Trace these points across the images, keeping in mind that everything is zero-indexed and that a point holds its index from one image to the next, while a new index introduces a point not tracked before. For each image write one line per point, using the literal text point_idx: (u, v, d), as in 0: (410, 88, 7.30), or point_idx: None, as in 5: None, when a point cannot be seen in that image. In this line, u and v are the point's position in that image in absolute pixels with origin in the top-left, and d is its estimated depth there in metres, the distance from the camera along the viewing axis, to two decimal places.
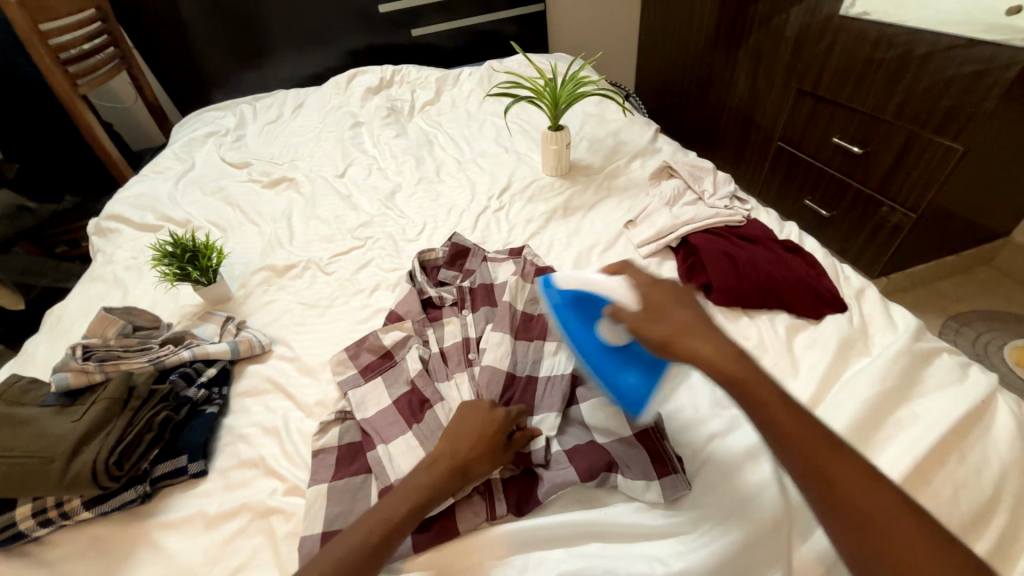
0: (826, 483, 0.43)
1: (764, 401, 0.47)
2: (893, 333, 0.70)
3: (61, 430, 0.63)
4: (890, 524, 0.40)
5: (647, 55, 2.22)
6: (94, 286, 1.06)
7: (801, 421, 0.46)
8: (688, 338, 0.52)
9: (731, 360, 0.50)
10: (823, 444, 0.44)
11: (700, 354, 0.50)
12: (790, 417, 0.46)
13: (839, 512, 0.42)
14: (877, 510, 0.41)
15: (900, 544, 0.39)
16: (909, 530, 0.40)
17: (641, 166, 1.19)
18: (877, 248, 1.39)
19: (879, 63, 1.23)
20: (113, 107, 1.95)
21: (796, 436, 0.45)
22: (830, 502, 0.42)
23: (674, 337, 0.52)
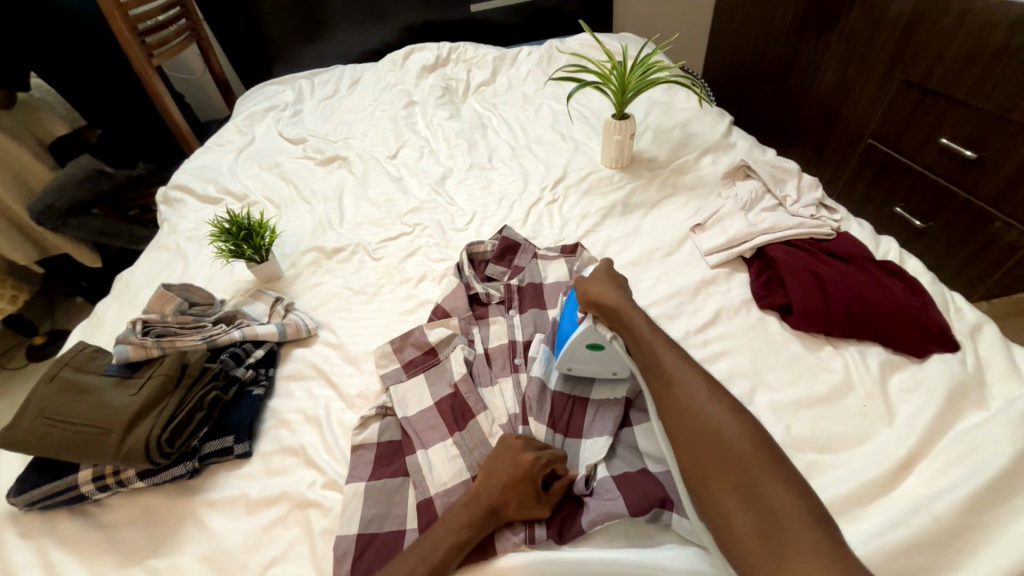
0: (662, 394, 0.54)
1: (638, 331, 0.60)
2: (1017, 385, 0.60)
3: (120, 402, 0.64)
4: (703, 417, 0.50)
5: (721, 36, 2.03)
6: (158, 255, 1.10)
7: (657, 349, 0.58)
8: (597, 291, 0.66)
9: (619, 305, 0.63)
10: (669, 364, 0.56)
11: (601, 300, 0.64)
12: (647, 345, 0.58)
13: (669, 409, 0.52)
14: (705, 418, 0.50)
15: (707, 432, 0.49)
16: (717, 424, 0.49)
17: (712, 162, 1.08)
18: (981, 269, 1.21)
19: (1013, 52, 1.04)
20: (184, 77, 2.02)
21: (648, 359, 0.57)
22: (665, 410, 0.53)
23: (589, 290, 0.66)
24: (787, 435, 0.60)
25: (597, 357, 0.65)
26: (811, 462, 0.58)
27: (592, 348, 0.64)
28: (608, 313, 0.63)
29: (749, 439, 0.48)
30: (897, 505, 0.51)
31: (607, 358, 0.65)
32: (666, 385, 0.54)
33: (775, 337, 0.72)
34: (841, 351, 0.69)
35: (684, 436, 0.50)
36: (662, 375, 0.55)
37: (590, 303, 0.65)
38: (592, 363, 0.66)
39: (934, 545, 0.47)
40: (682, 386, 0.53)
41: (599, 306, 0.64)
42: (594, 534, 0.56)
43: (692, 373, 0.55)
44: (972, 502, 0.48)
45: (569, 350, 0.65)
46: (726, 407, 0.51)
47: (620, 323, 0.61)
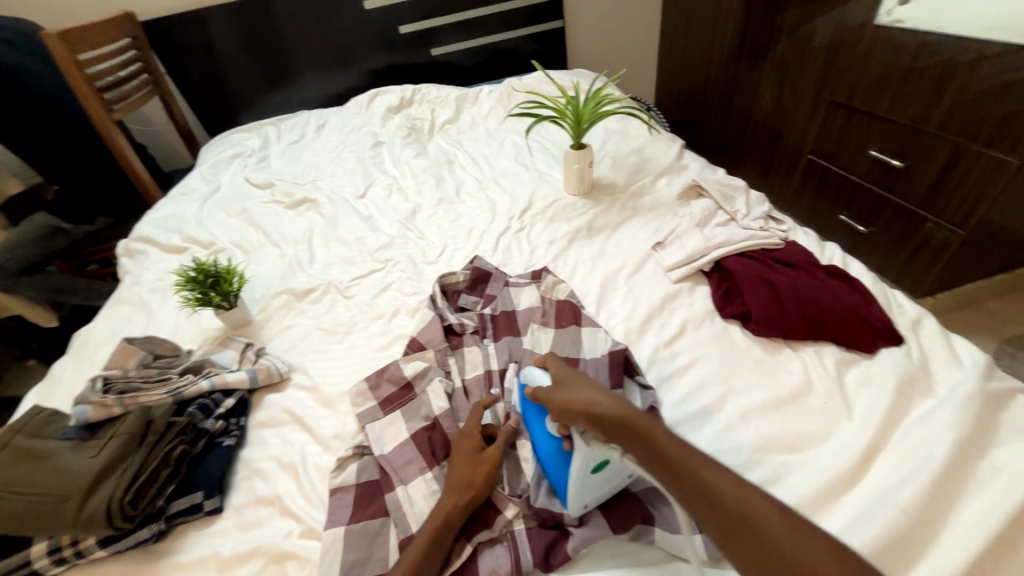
0: (730, 530, 0.45)
1: (660, 441, 0.51)
2: (959, 371, 0.65)
3: (79, 466, 0.61)
4: (781, 548, 0.42)
5: (667, 68, 2.19)
6: (120, 308, 1.06)
7: (701, 469, 0.48)
8: (588, 398, 0.55)
9: (629, 414, 0.53)
10: (723, 488, 0.47)
11: (598, 413, 0.53)
12: (684, 466, 0.49)
13: (735, 541, 0.44)
14: (787, 550, 0.42)
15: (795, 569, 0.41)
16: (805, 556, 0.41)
17: (667, 184, 1.15)
18: (921, 266, 1.30)
19: (921, 71, 1.17)
20: (146, 130, 2.02)
21: (692, 483, 0.47)
22: (740, 552, 0.44)
23: (579, 400, 0.55)
24: (757, 438, 0.62)
25: (606, 476, 0.55)
26: (781, 462, 0.60)
27: (597, 471, 0.54)
28: (620, 428, 0.52)
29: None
30: (864, 497, 0.53)
31: (615, 471, 0.56)
32: (731, 523, 0.45)
33: (738, 344, 0.76)
34: (799, 353, 0.73)
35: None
36: (719, 505, 0.46)
37: (586, 417, 0.54)
38: (603, 484, 0.56)
39: (905, 532, 0.49)
40: (745, 518, 0.44)
41: (597, 419, 0.53)
42: (579, 557, 0.56)
43: (749, 493, 0.46)
44: (931, 487, 0.51)
45: (576, 485, 0.54)
46: (806, 533, 0.43)
47: (639, 439, 0.51)
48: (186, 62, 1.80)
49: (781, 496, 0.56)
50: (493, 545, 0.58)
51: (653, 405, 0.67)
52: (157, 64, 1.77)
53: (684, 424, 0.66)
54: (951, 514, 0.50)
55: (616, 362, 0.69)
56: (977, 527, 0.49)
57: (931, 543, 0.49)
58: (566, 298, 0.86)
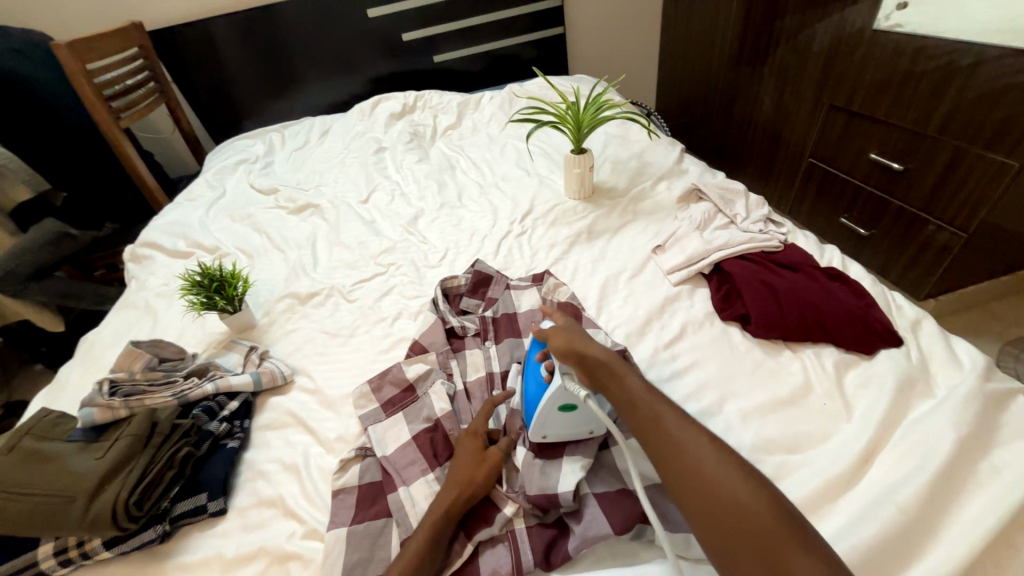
0: (670, 459, 0.51)
1: (630, 381, 0.58)
2: (958, 371, 0.65)
3: (85, 467, 0.62)
4: (703, 469, 0.49)
5: (668, 73, 2.20)
6: (126, 313, 1.08)
7: (660, 411, 0.55)
8: (581, 343, 0.63)
9: (613, 360, 0.60)
10: (674, 427, 0.53)
11: (587, 355, 0.60)
12: (648, 406, 0.55)
13: (668, 460, 0.51)
14: (707, 470, 0.48)
15: (710, 484, 0.47)
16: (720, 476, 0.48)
17: (667, 188, 1.16)
18: (922, 268, 1.30)
19: (919, 76, 1.17)
20: (152, 137, 2.04)
21: (649, 421, 0.54)
22: (673, 476, 0.50)
23: (572, 342, 0.63)
24: (757, 439, 0.63)
25: (570, 419, 0.62)
26: (780, 463, 0.60)
27: (565, 410, 0.61)
28: (601, 369, 0.59)
29: (768, 506, 0.45)
30: (862, 497, 0.54)
31: (581, 420, 0.62)
32: (670, 447, 0.51)
33: (738, 346, 0.76)
34: (799, 355, 0.73)
35: (688, 490, 0.48)
36: (668, 440, 0.52)
37: (572, 355, 0.62)
38: (566, 426, 0.62)
39: (901, 531, 0.49)
40: (684, 446, 0.51)
41: (581, 357, 0.61)
42: (581, 557, 0.57)
43: (695, 432, 0.52)
44: (929, 487, 0.51)
45: (541, 414, 0.62)
46: (735, 467, 0.49)
47: (614, 381, 0.58)
48: (192, 71, 1.83)
49: None
50: (495, 544, 0.59)
51: None
52: (164, 73, 1.79)
53: None
54: (949, 514, 0.51)
55: None
56: (975, 527, 0.49)
57: (928, 543, 0.49)
58: (567, 300, 0.87)
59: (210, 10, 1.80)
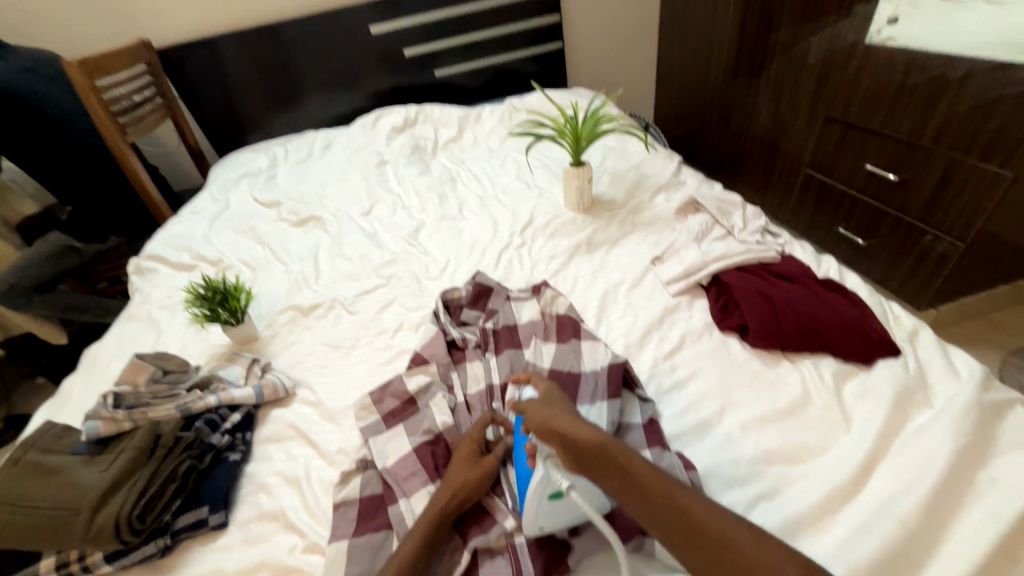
0: (707, 556, 0.46)
1: (626, 463, 0.53)
2: (955, 382, 0.65)
3: (88, 480, 0.63)
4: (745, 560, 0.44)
5: (666, 86, 2.24)
6: (130, 325, 1.09)
7: (673, 494, 0.50)
8: (566, 425, 0.57)
9: (607, 441, 0.55)
10: (696, 513, 0.48)
11: (574, 440, 0.55)
12: (659, 492, 0.50)
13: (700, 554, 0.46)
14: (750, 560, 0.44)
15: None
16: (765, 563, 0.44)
17: (665, 200, 1.17)
18: (922, 278, 1.30)
19: (912, 88, 1.19)
20: (157, 151, 2.07)
21: (666, 512, 0.49)
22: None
23: (555, 423, 0.57)
24: (756, 451, 0.63)
25: (561, 509, 0.55)
26: (779, 474, 0.60)
27: (553, 499, 0.55)
28: (595, 455, 0.54)
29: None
30: (862, 508, 0.54)
31: (572, 509, 0.55)
32: (701, 541, 0.46)
33: (736, 357, 0.77)
34: (797, 365, 0.74)
35: None
36: (696, 529, 0.47)
37: (562, 441, 0.56)
38: (558, 515, 0.55)
39: (901, 544, 0.50)
40: (716, 536, 0.46)
41: (569, 443, 0.55)
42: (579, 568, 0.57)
43: (718, 515, 0.48)
44: (928, 499, 0.52)
45: (527, 505, 0.55)
46: (773, 546, 0.45)
47: (609, 468, 0.53)
48: (198, 86, 1.86)
49: (780, 508, 0.57)
50: (493, 556, 0.59)
51: (653, 417, 0.68)
52: (170, 89, 1.83)
53: (683, 437, 0.67)
54: (949, 526, 0.51)
55: (616, 372, 0.70)
56: (976, 539, 0.49)
57: (928, 556, 0.50)
58: (566, 312, 0.88)
59: (217, 27, 1.84)
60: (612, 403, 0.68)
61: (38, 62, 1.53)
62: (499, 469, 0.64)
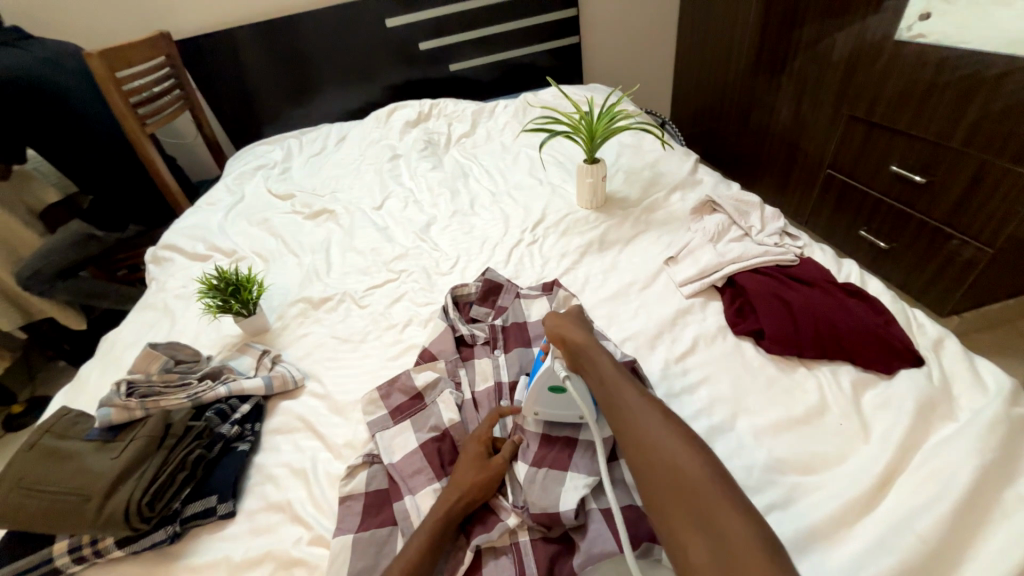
0: (627, 437, 0.53)
1: (597, 361, 0.61)
2: (982, 394, 0.63)
3: (101, 466, 0.64)
4: (652, 437, 0.51)
5: (684, 82, 2.19)
6: (146, 314, 1.10)
7: (623, 392, 0.57)
8: (566, 328, 0.67)
9: (588, 345, 0.63)
10: (632, 402, 0.55)
11: (567, 337, 0.65)
12: (612, 385, 0.58)
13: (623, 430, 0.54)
14: (654, 440, 0.50)
15: (657, 453, 0.49)
16: (666, 444, 0.50)
17: (681, 199, 1.15)
18: (947, 284, 1.26)
19: (943, 87, 1.15)
20: (176, 142, 2.11)
21: (611, 399, 0.57)
22: (629, 451, 0.52)
23: (558, 325, 0.68)
24: (769, 459, 0.61)
25: (559, 402, 0.65)
26: (793, 484, 0.59)
27: (553, 391, 0.64)
28: (576, 352, 0.63)
29: (707, 474, 0.47)
30: (879, 523, 0.52)
31: (568, 405, 0.65)
32: (627, 422, 0.54)
33: (750, 362, 0.75)
34: (814, 372, 0.72)
35: (637, 455, 0.50)
36: (626, 414, 0.54)
37: (557, 339, 0.66)
38: (555, 407, 0.65)
39: (921, 563, 0.48)
40: (639, 422, 0.53)
41: (563, 341, 0.65)
42: None
43: (651, 410, 0.54)
44: (951, 517, 0.50)
45: (531, 393, 0.65)
46: (683, 437, 0.51)
47: (587, 365, 0.61)
48: (215, 78, 1.88)
49: (792, 519, 0.55)
50: (497, 556, 0.59)
51: None
52: (189, 81, 1.84)
53: None
54: (971, 547, 0.49)
55: None
56: (1002, 560, 0.47)
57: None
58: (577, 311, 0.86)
59: (235, 19, 1.85)
60: None
61: (60, 53, 1.56)
62: (506, 471, 0.64)
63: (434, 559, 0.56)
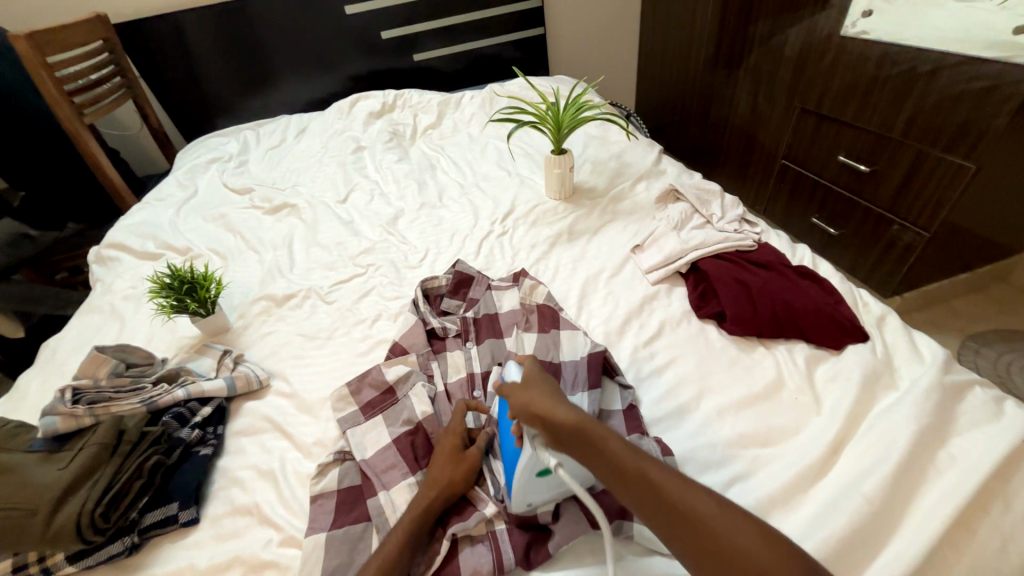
0: (686, 537, 0.45)
1: (604, 441, 0.51)
2: (919, 365, 0.68)
3: (46, 479, 0.60)
4: (716, 538, 0.43)
5: (647, 75, 2.23)
6: (91, 317, 1.03)
7: (651, 473, 0.49)
8: (546, 407, 0.55)
9: (584, 423, 0.53)
10: (667, 490, 0.47)
11: (553, 421, 0.54)
12: (635, 470, 0.49)
13: (673, 531, 0.45)
14: (721, 536, 0.43)
15: (728, 553, 0.42)
16: (735, 539, 0.43)
17: (646, 189, 1.17)
18: (889, 266, 1.35)
19: (883, 81, 1.22)
20: (118, 134, 1.97)
21: (641, 488, 0.48)
22: (690, 553, 0.44)
23: (535, 407, 0.56)
24: (731, 435, 0.64)
25: (550, 483, 0.56)
26: (754, 456, 0.62)
27: (541, 476, 0.56)
28: (574, 437, 0.52)
29: (796, 573, 0.41)
30: (832, 488, 0.56)
31: (560, 482, 0.57)
32: (678, 519, 0.45)
33: (714, 344, 0.78)
34: (772, 350, 0.76)
35: (707, 559, 0.43)
36: (667, 509, 0.46)
37: (542, 424, 0.55)
38: (548, 489, 0.57)
39: (868, 521, 0.52)
40: (693, 518, 0.45)
41: (550, 425, 0.54)
42: (560, 555, 0.57)
43: (696, 493, 0.47)
44: (893, 477, 0.54)
45: (517, 486, 0.56)
46: (744, 524, 0.44)
47: (594, 449, 0.51)
48: (161, 66, 1.77)
49: (754, 489, 0.58)
50: (474, 543, 0.59)
51: (632, 404, 0.68)
52: (131, 68, 1.72)
53: (662, 422, 0.68)
54: (910, 504, 0.53)
55: (595, 362, 0.70)
56: (936, 513, 0.51)
57: (891, 531, 0.52)
58: (546, 301, 0.87)
59: (180, 3, 1.74)
60: (591, 392, 0.67)
61: None
62: (482, 463, 0.64)
63: (412, 555, 0.55)
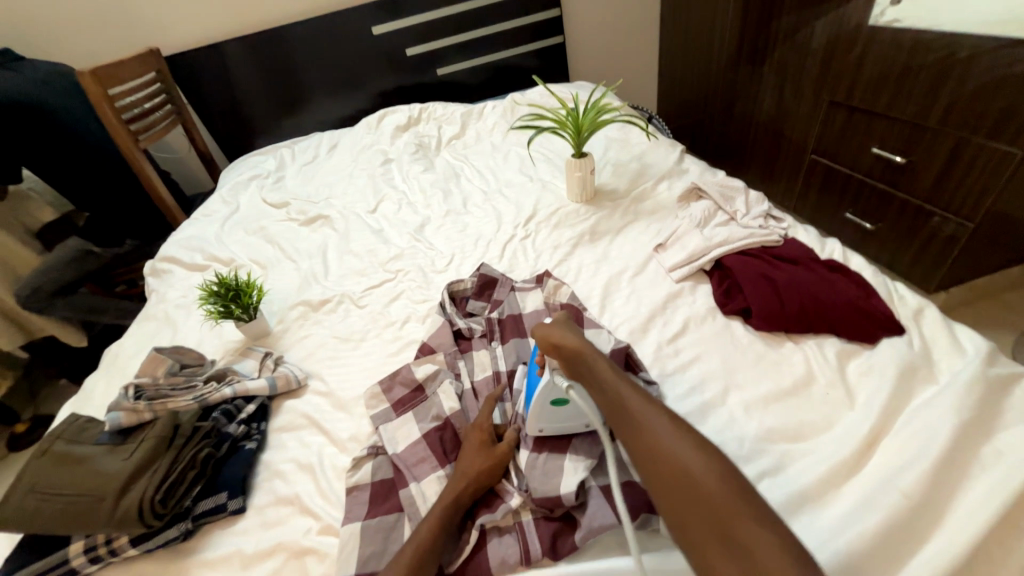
0: (637, 441, 0.54)
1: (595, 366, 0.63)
2: (961, 358, 0.65)
3: (113, 468, 0.65)
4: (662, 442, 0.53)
5: (668, 77, 2.22)
6: (148, 324, 1.12)
7: (626, 394, 0.59)
8: (558, 335, 0.67)
9: (584, 351, 0.64)
10: (639, 410, 0.57)
11: (561, 345, 0.65)
12: (613, 389, 0.60)
13: (631, 433, 0.55)
14: (665, 443, 0.53)
15: (667, 453, 0.52)
16: (676, 445, 0.52)
17: (668, 188, 1.17)
18: (930, 260, 1.29)
19: (918, 69, 1.18)
20: (169, 157, 2.13)
21: (616, 403, 0.59)
22: (636, 452, 0.54)
23: (550, 335, 0.67)
24: (759, 430, 0.64)
25: (563, 414, 0.64)
26: (783, 452, 0.61)
27: (556, 404, 0.64)
28: (573, 359, 0.64)
29: (716, 476, 0.49)
30: (865, 483, 0.54)
31: (573, 416, 0.64)
32: (636, 427, 0.55)
33: (740, 340, 0.77)
34: (801, 346, 0.74)
35: (648, 458, 0.52)
36: (636, 423, 0.56)
37: (551, 348, 0.66)
38: (561, 420, 0.64)
39: (906, 516, 0.50)
40: (651, 429, 0.54)
41: (557, 349, 0.66)
42: (587, 547, 0.58)
43: (657, 413, 0.56)
44: (933, 472, 0.52)
45: (535, 412, 0.64)
46: (690, 441, 0.53)
47: (586, 370, 0.63)
48: (206, 93, 1.90)
49: (783, 483, 0.57)
50: (501, 534, 0.61)
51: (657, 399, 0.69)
52: (179, 95, 1.86)
53: (687, 417, 0.68)
54: (953, 500, 0.51)
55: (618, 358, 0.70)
56: (980, 509, 0.49)
57: (931, 527, 0.50)
58: (569, 301, 0.89)
59: (222, 33, 1.88)
60: None
61: (51, 73, 1.57)
62: (510, 459, 0.66)
63: (443, 543, 0.57)
